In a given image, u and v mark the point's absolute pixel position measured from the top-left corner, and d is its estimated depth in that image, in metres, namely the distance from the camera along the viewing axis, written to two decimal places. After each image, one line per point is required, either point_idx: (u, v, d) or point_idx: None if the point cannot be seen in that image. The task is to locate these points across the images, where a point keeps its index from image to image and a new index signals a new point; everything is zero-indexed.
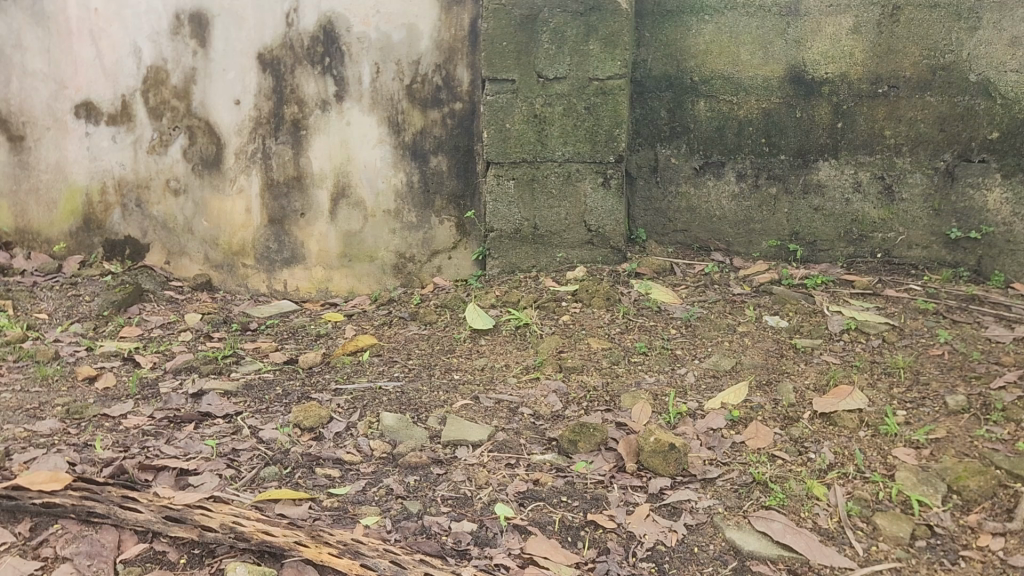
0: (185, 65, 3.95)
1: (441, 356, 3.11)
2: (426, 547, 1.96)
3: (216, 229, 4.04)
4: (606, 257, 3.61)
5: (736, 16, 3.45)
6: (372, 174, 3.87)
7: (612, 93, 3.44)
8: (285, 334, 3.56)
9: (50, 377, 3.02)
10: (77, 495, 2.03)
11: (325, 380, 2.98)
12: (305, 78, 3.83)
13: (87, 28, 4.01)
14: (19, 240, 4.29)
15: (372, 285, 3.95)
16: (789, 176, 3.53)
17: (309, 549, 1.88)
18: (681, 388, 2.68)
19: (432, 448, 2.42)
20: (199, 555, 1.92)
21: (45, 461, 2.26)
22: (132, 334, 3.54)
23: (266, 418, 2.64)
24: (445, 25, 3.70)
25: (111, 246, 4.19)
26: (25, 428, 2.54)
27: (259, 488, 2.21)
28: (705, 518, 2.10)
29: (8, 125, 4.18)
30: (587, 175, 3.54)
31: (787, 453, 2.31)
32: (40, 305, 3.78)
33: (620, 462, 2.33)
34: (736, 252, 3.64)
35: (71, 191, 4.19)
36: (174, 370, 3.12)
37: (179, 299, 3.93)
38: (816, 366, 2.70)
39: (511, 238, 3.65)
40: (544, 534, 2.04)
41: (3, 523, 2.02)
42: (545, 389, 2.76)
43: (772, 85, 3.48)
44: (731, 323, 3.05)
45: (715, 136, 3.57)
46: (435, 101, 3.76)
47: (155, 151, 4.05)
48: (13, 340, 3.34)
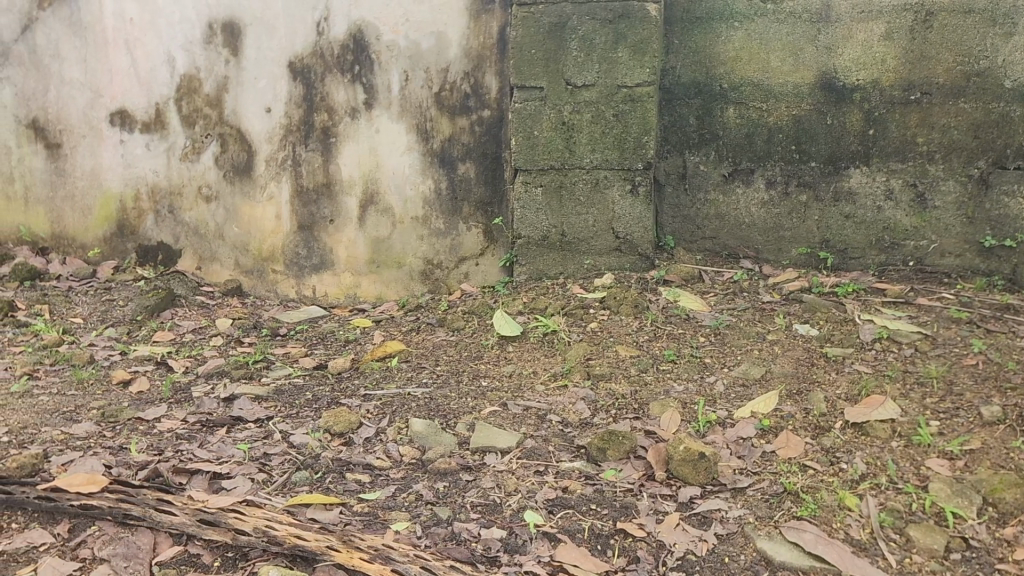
0: (218, 73, 4.00)
1: (469, 362, 3.12)
2: (457, 553, 1.96)
3: (247, 235, 4.09)
4: (635, 264, 3.61)
5: (767, 22, 3.44)
6: (401, 181, 3.90)
7: (641, 101, 3.44)
8: (315, 340, 3.60)
9: (86, 380, 3.08)
10: (113, 498, 2.07)
11: (355, 385, 3.00)
12: (336, 86, 3.87)
13: (123, 37, 4.08)
14: (56, 245, 4.37)
15: (400, 291, 3.98)
16: (820, 183, 3.51)
17: (341, 553, 1.90)
18: (710, 397, 2.67)
19: (461, 455, 2.43)
20: (233, 558, 1.95)
21: (82, 463, 2.30)
22: (165, 338, 3.59)
23: (297, 423, 2.67)
24: (474, 33, 3.71)
25: (145, 252, 4.27)
26: (63, 430, 2.59)
27: (290, 492, 2.23)
28: (736, 528, 2.09)
29: (45, 133, 4.26)
30: (615, 182, 3.54)
31: (818, 463, 2.29)
32: (76, 310, 3.85)
33: (650, 470, 2.33)
34: (765, 260, 3.62)
35: (106, 197, 4.26)
36: (207, 375, 3.17)
37: (211, 305, 3.99)
38: (848, 375, 2.68)
39: (540, 245, 3.66)
40: (574, 542, 2.04)
41: (42, 524, 2.06)
42: (573, 396, 2.76)
43: (803, 92, 3.46)
44: (760, 332, 3.03)
45: (745, 143, 3.56)
46: (463, 109, 3.78)
47: (188, 157, 4.11)
48: (50, 344, 3.40)
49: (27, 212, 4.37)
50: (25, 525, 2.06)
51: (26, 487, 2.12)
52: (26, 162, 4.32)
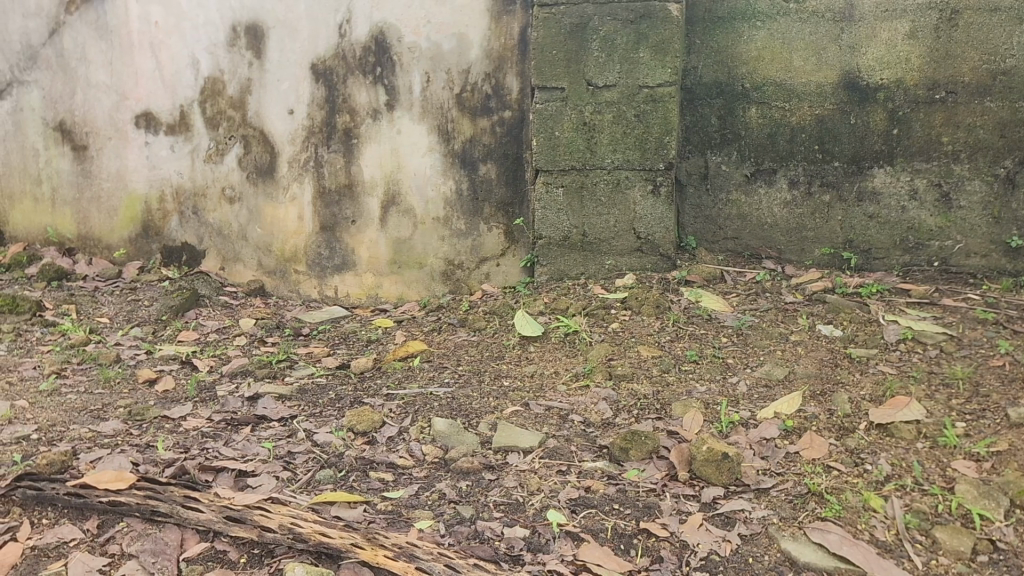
0: (242, 76, 4.04)
1: (491, 362, 3.13)
2: (480, 551, 1.97)
3: (270, 236, 4.13)
4: (656, 264, 3.60)
5: (790, 22, 3.43)
6: (422, 181, 3.91)
7: (663, 101, 3.43)
8: (337, 340, 3.62)
9: (113, 379, 3.12)
10: (141, 494, 2.09)
11: (377, 385, 3.02)
12: (358, 88, 3.89)
13: (148, 41, 4.13)
14: (82, 246, 4.43)
15: (421, 291, 4.01)
16: (843, 183, 3.49)
17: (366, 551, 1.91)
18: (733, 397, 2.66)
19: (484, 454, 2.44)
20: (259, 555, 1.97)
21: (110, 461, 2.32)
22: (189, 338, 3.62)
23: (320, 422, 2.68)
24: (496, 34, 3.72)
25: (169, 253, 4.32)
26: (90, 428, 2.62)
27: (315, 491, 2.25)
28: (760, 529, 2.08)
29: (72, 135, 4.31)
30: (637, 182, 3.54)
31: (843, 464, 2.27)
32: (102, 310, 3.90)
33: (673, 470, 2.32)
34: (788, 260, 3.60)
35: (131, 199, 4.31)
36: (231, 374, 3.20)
37: (234, 305, 4.02)
38: (872, 376, 2.66)
39: (561, 245, 3.66)
40: (597, 542, 2.04)
41: (71, 520, 2.09)
42: (595, 396, 2.76)
43: (826, 92, 3.44)
44: (783, 332, 3.02)
45: (767, 143, 3.55)
46: (485, 110, 3.79)
47: (211, 159, 4.15)
48: (77, 344, 3.44)
49: (54, 213, 4.44)
50: (56, 521, 2.09)
51: (56, 484, 2.15)
52: (53, 164, 4.37)
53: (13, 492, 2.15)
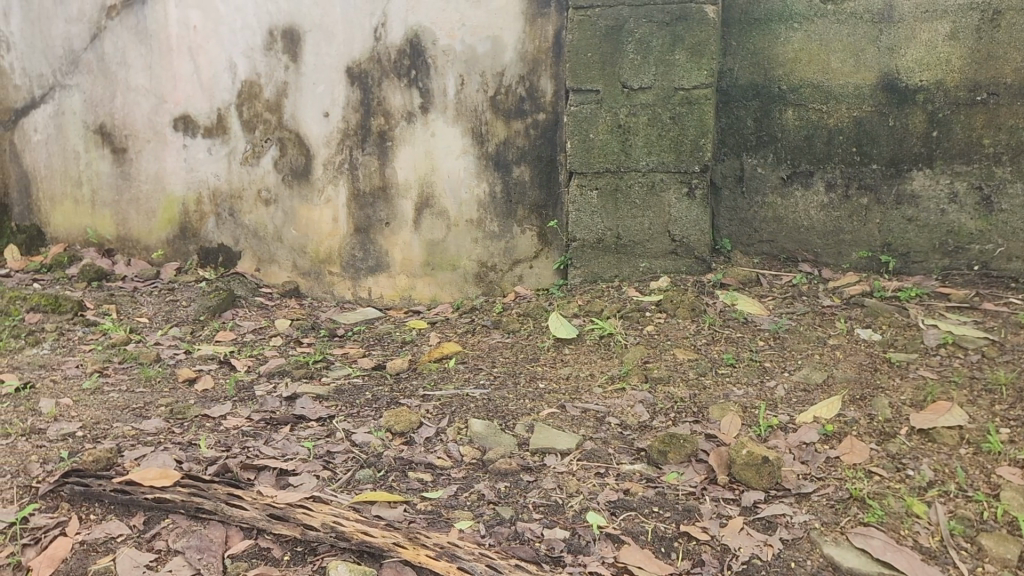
0: (278, 79, 4.08)
1: (526, 364, 3.14)
2: (521, 552, 1.98)
3: (305, 238, 4.17)
4: (691, 267, 3.59)
5: (827, 23, 3.40)
6: (456, 184, 3.93)
7: (698, 103, 3.42)
8: (372, 341, 3.65)
9: (154, 378, 3.17)
10: (185, 493, 2.13)
11: (414, 386, 3.03)
12: (392, 91, 3.92)
13: (187, 45, 4.18)
14: (121, 247, 4.51)
15: (454, 293, 4.04)
16: (882, 186, 3.45)
17: (408, 550, 1.93)
18: (771, 401, 2.65)
19: (522, 455, 2.45)
20: (302, 553, 1.99)
21: (154, 458, 2.36)
22: (226, 338, 3.67)
23: (358, 422, 2.71)
24: (531, 37, 3.73)
25: (206, 253, 4.38)
26: (133, 425, 2.66)
27: (355, 490, 2.27)
28: (802, 533, 2.07)
29: (112, 138, 4.39)
30: (671, 184, 3.53)
31: (884, 469, 2.25)
32: (141, 309, 3.95)
33: (712, 473, 2.31)
34: (825, 264, 3.57)
35: (168, 200, 4.38)
36: (268, 374, 3.23)
37: (270, 306, 4.07)
38: (912, 381, 2.62)
39: (595, 248, 3.66)
40: (638, 544, 2.05)
41: (118, 516, 2.13)
42: (631, 399, 2.76)
43: (864, 94, 3.41)
44: (821, 336, 2.99)
45: (804, 145, 3.53)
46: (519, 112, 3.80)
47: (248, 161, 4.20)
48: (118, 343, 3.50)
49: (94, 215, 4.51)
50: (103, 517, 2.12)
51: (103, 480, 2.20)
52: (94, 166, 4.45)
53: (61, 488, 2.21)
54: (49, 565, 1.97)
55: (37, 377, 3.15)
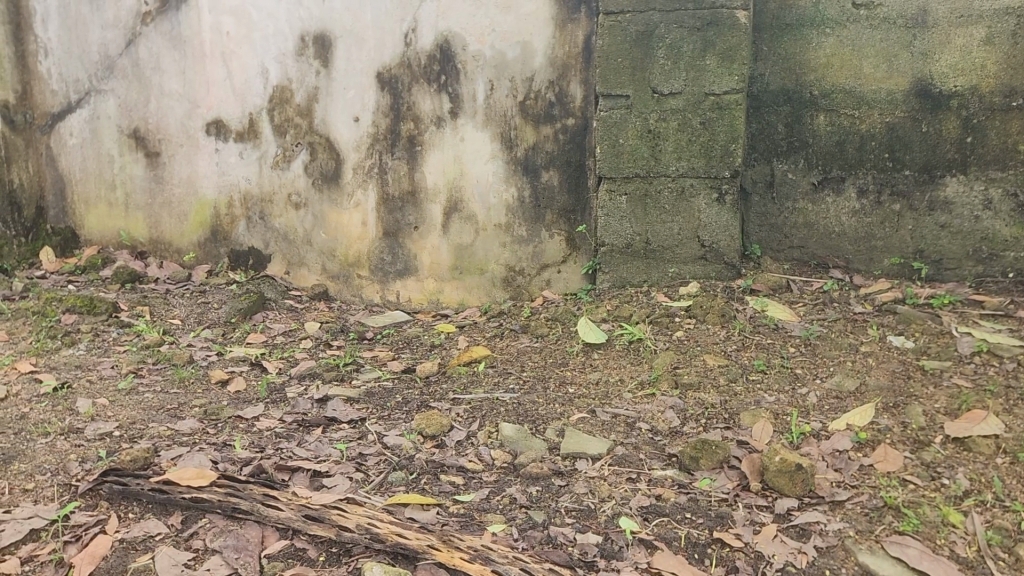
0: (309, 84, 4.12)
1: (555, 369, 3.15)
2: (555, 556, 2.00)
3: (335, 241, 4.21)
4: (720, 272, 3.58)
5: (860, 29, 3.39)
6: (485, 189, 3.95)
7: (729, 108, 3.42)
8: (401, 344, 3.67)
9: (187, 379, 3.21)
10: (222, 492, 2.16)
11: (444, 389, 3.05)
12: (422, 96, 3.95)
13: (220, 50, 4.23)
14: (153, 249, 4.57)
15: (482, 297, 4.05)
16: (914, 192, 3.42)
17: (442, 553, 1.95)
18: (803, 408, 2.63)
19: (553, 460, 2.45)
20: (337, 554, 2.01)
21: (191, 458, 2.39)
22: (257, 340, 3.71)
23: (390, 425, 2.73)
24: (561, 42, 3.74)
25: (237, 256, 4.44)
26: (168, 426, 2.70)
27: (387, 492, 2.29)
28: (836, 541, 2.06)
29: (145, 142, 4.45)
30: (701, 190, 3.52)
31: (918, 478, 2.24)
32: (173, 311, 4.00)
33: (744, 480, 2.31)
34: (856, 270, 3.54)
35: (200, 204, 4.44)
36: (299, 376, 3.27)
37: (299, 308, 4.12)
38: (946, 389, 2.58)
39: (623, 253, 3.66)
40: (671, 550, 2.05)
41: (155, 515, 2.16)
42: (662, 404, 2.76)
43: (896, 99, 3.39)
44: (853, 343, 2.96)
45: (836, 150, 3.51)
46: (548, 117, 3.81)
47: (278, 166, 4.25)
48: (152, 344, 3.55)
49: (127, 217, 4.59)
50: (141, 515, 2.16)
51: (141, 479, 2.23)
52: (127, 170, 4.52)
53: (100, 486, 2.25)
54: (90, 561, 2.00)
55: (73, 377, 3.20)
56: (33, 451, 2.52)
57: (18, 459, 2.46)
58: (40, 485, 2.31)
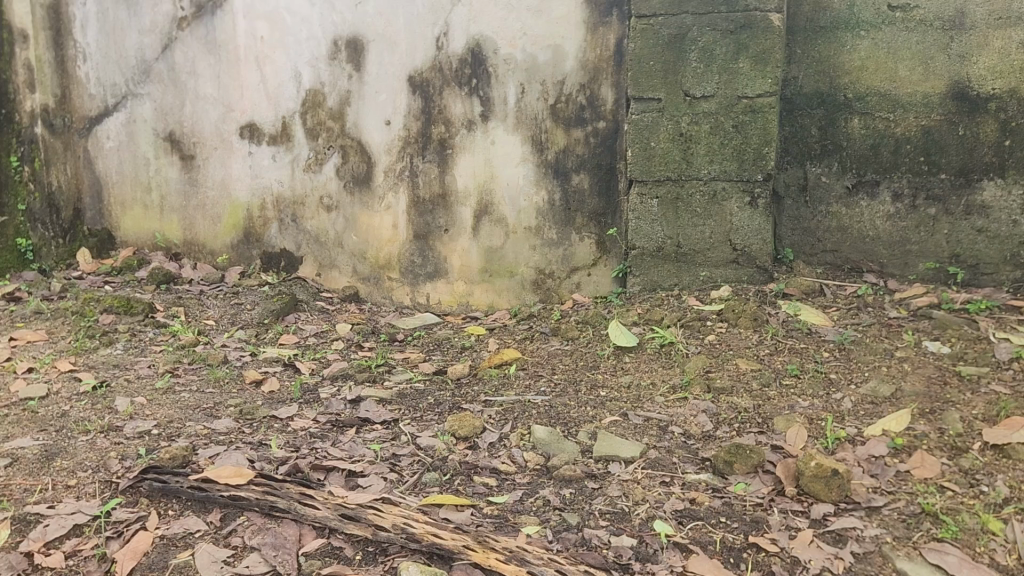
0: (341, 88, 4.16)
1: (586, 372, 3.15)
2: (590, 558, 2.00)
3: (366, 243, 4.24)
4: (752, 276, 3.56)
5: (895, 31, 3.36)
6: (515, 192, 3.96)
7: (762, 111, 3.40)
8: (431, 346, 3.69)
9: (222, 379, 3.25)
10: (259, 491, 2.20)
11: (475, 392, 3.06)
12: (453, 99, 3.97)
13: (254, 55, 4.29)
14: (187, 251, 4.64)
15: (512, 299, 4.07)
16: (950, 197, 3.39)
17: (478, 554, 1.97)
18: (838, 413, 2.61)
19: (585, 463, 2.46)
20: (373, 553, 2.03)
21: (228, 457, 2.43)
22: (289, 341, 3.75)
23: (422, 426, 2.74)
24: (592, 45, 3.75)
25: (269, 258, 4.48)
26: (205, 425, 2.74)
27: (421, 493, 2.30)
28: (873, 547, 2.05)
29: (181, 146, 4.52)
30: (733, 194, 3.51)
31: (957, 485, 2.21)
32: (208, 312, 4.06)
33: (779, 485, 2.29)
34: (891, 275, 3.50)
35: (233, 206, 4.50)
36: (332, 377, 3.30)
37: (330, 310, 4.15)
38: (984, 395, 2.55)
39: (654, 256, 3.66)
40: (706, 554, 2.05)
41: (194, 512, 2.19)
42: (694, 408, 2.75)
43: (933, 102, 3.36)
44: (888, 348, 2.93)
45: (870, 154, 3.48)
46: (579, 120, 3.82)
47: (310, 168, 4.29)
48: (187, 344, 3.60)
49: (162, 220, 4.66)
50: (180, 512, 2.19)
51: (180, 477, 2.27)
52: (163, 173, 4.59)
53: (140, 483, 2.28)
54: (132, 557, 2.04)
55: (111, 376, 3.26)
56: (74, 448, 2.57)
57: (60, 456, 2.51)
58: (81, 481, 2.36)
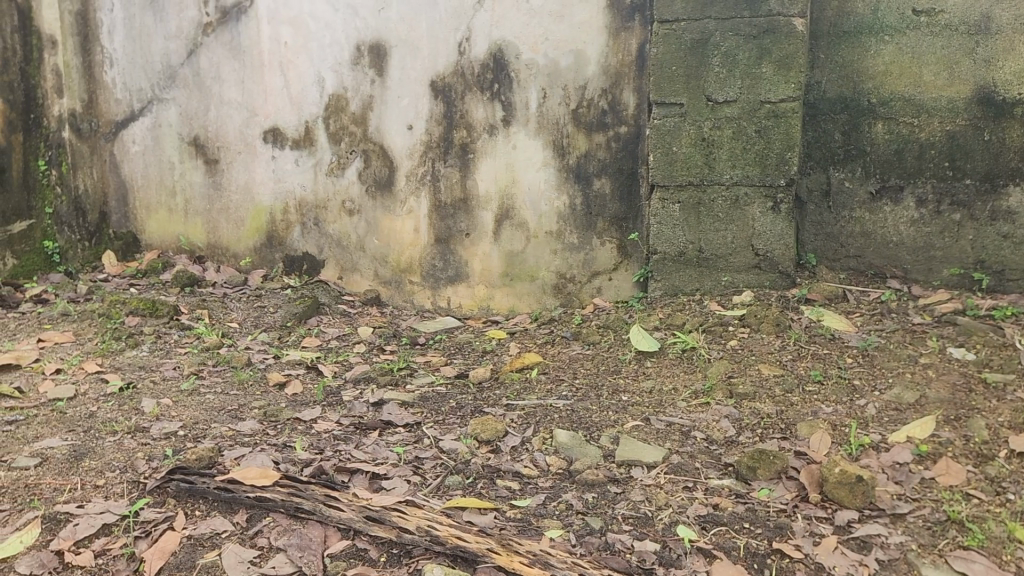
0: (364, 92, 4.19)
1: (608, 376, 3.15)
2: (614, 563, 2.01)
3: (387, 247, 4.27)
4: (774, 281, 3.55)
5: (919, 36, 3.35)
6: (537, 196, 3.98)
7: (785, 116, 3.40)
8: (453, 350, 3.71)
9: (246, 381, 3.28)
10: (285, 492, 2.22)
11: (497, 395, 3.08)
12: (475, 104, 3.99)
13: (278, 60, 4.32)
14: (211, 254, 4.68)
15: (533, 303, 4.08)
16: (975, 202, 3.36)
17: (502, 556, 1.98)
18: (862, 419, 2.60)
19: (608, 467, 2.46)
20: (398, 555, 2.05)
21: (253, 458, 2.45)
22: (312, 344, 3.78)
23: (445, 429, 2.76)
24: (614, 50, 3.75)
25: (291, 261, 4.52)
26: (230, 426, 2.77)
27: (445, 496, 2.32)
28: (898, 554, 2.04)
29: (205, 150, 4.57)
30: (756, 199, 3.50)
31: (983, 492, 2.20)
32: (231, 314, 4.10)
33: (803, 491, 2.29)
34: (914, 280, 3.48)
35: (256, 210, 4.54)
36: (355, 380, 3.32)
37: (352, 313, 4.19)
38: (1010, 402, 2.53)
39: (676, 261, 3.66)
40: (730, 559, 2.05)
41: (221, 513, 2.22)
42: (716, 413, 2.75)
43: (958, 107, 3.34)
44: (912, 354, 2.90)
45: (894, 159, 3.46)
46: (601, 125, 3.83)
47: (333, 172, 4.32)
48: (212, 346, 3.64)
49: (186, 223, 4.70)
50: (207, 513, 2.22)
51: (206, 478, 2.30)
52: (187, 177, 4.63)
53: (168, 484, 2.31)
54: (160, 556, 2.07)
55: (138, 378, 3.30)
56: (103, 448, 2.60)
57: (88, 456, 2.55)
58: (109, 481, 2.39)
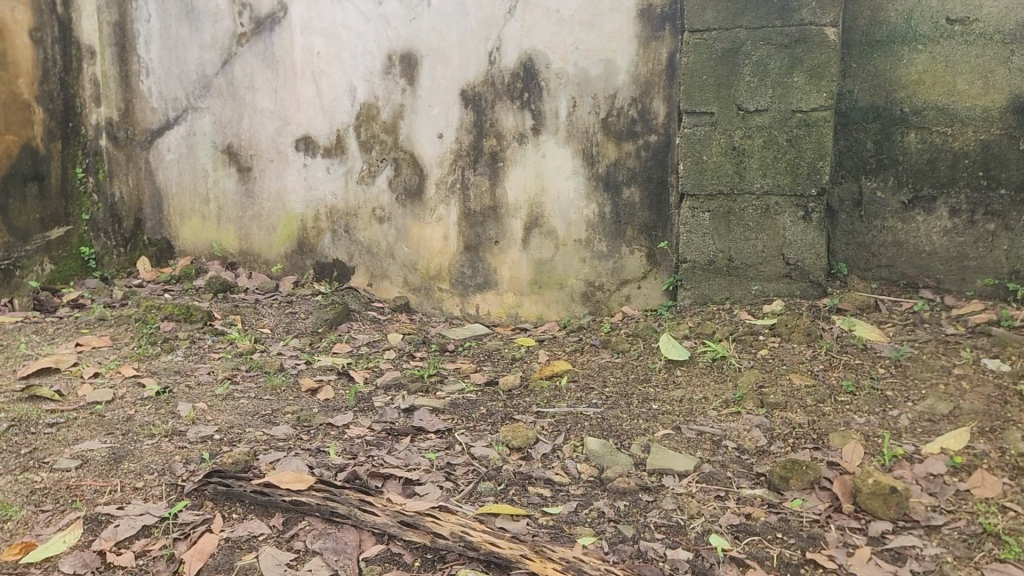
0: (395, 101, 4.23)
1: (637, 385, 3.16)
2: (647, 570, 2.02)
3: (417, 254, 4.31)
4: (805, 291, 3.53)
5: (953, 45, 3.33)
6: (565, 205, 3.99)
7: (816, 125, 3.39)
8: (482, 357, 3.74)
9: (279, 386, 3.33)
10: (320, 496, 2.25)
11: (527, 403, 3.09)
12: (505, 112, 4.02)
13: (311, 69, 4.38)
14: (243, 260, 4.74)
15: (561, 311, 4.09)
16: (1010, 212, 3.34)
17: (535, 562, 2.00)
18: (895, 430, 2.58)
19: (639, 475, 2.47)
20: (431, 560, 2.07)
21: (288, 463, 2.49)
22: (343, 350, 3.82)
23: (476, 436, 2.78)
24: (644, 59, 3.77)
25: (322, 268, 4.57)
26: (264, 431, 2.81)
27: (477, 502, 2.34)
28: (934, 566, 2.04)
29: (238, 158, 4.63)
30: (787, 208, 3.50)
31: (1020, 505, 2.19)
32: (264, 320, 4.15)
33: (836, 501, 2.28)
34: (947, 290, 3.45)
35: (288, 217, 4.59)
36: (385, 386, 3.35)
37: (382, 320, 4.23)
38: None
39: (705, 270, 3.66)
40: (763, 569, 2.05)
41: (258, 516, 2.26)
42: (747, 422, 2.75)
43: (992, 116, 3.33)
44: (945, 365, 2.88)
45: (927, 168, 3.44)
46: (630, 134, 3.84)
47: (364, 180, 4.37)
48: (245, 352, 3.69)
49: (219, 230, 4.77)
50: (244, 516, 2.26)
51: (243, 481, 2.34)
52: (220, 184, 4.70)
53: (205, 486, 2.35)
54: (199, 557, 2.11)
55: (173, 382, 3.35)
56: (141, 451, 2.66)
57: (127, 458, 2.60)
58: (148, 483, 2.43)
